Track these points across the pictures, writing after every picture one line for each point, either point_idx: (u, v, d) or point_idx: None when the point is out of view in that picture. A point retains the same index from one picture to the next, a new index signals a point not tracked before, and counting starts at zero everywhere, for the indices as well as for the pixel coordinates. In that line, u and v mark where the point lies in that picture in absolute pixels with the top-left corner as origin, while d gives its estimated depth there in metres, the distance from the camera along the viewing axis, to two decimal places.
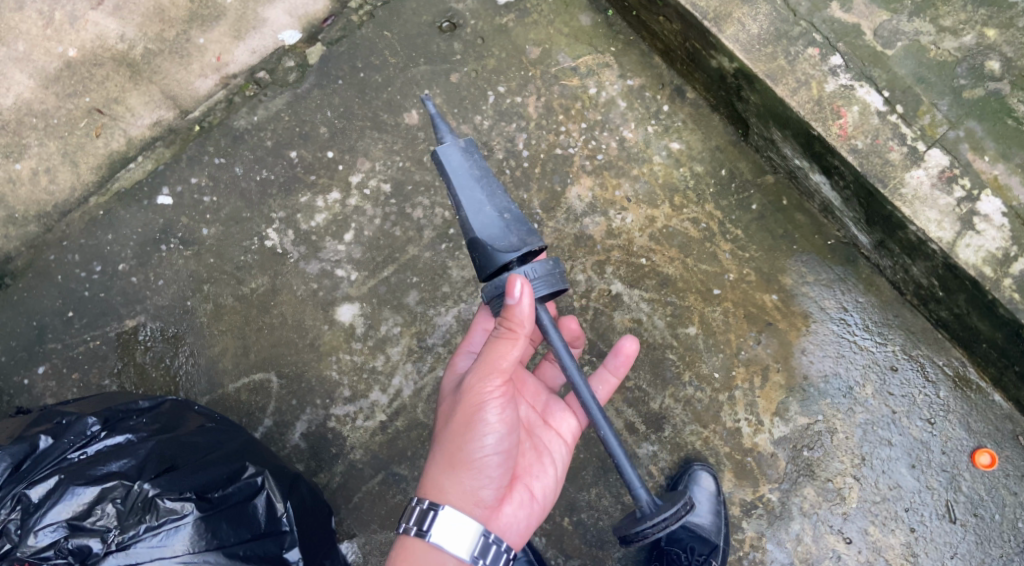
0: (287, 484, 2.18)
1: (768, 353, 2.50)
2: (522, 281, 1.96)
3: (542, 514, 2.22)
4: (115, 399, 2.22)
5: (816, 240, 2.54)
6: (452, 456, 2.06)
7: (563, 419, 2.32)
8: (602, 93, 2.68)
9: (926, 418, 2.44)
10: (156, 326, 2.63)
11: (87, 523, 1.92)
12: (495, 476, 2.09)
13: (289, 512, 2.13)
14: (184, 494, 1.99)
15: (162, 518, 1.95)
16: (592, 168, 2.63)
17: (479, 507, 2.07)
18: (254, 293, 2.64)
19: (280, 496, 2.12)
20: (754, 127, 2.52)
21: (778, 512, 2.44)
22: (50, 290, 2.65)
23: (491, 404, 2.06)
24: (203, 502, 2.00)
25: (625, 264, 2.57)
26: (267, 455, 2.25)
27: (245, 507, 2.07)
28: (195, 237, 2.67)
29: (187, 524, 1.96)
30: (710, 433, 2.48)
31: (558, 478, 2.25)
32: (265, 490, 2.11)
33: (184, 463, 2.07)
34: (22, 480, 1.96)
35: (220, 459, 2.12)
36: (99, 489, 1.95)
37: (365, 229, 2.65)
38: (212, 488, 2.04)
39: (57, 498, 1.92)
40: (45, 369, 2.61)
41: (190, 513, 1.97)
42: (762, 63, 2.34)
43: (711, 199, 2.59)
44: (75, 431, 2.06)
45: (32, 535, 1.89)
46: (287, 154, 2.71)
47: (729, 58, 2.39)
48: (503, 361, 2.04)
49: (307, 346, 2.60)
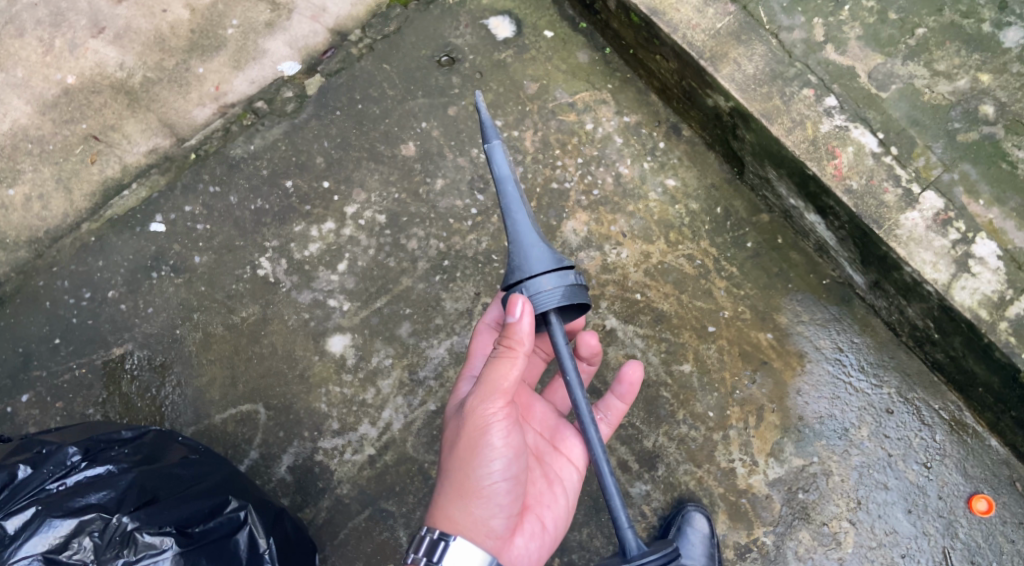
0: (270, 519, 2.15)
1: (763, 393, 2.48)
2: (523, 301, 1.94)
3: (553, 544, 2.22)
4: (97, 429, 2.18)
5: (811, 279, 2.53)
6: (459, 485, 2.04)
7: (574, 445, 2.28)
8: (599, 129, 2.68)
9: (922, 462, 2.41)
10: (143, 354, 2.59)
11: (63, 557, 1.86)
12: (504, 506, 2.07)
13: (271, 548, 2.09)
14: (163, 528, 1.94)
15: (140, 553, 1.90)
16: (588, 203, 2.63)
17: (489, 539, 2.05)
18: (245, 322, 2.61)
19: (262, 532, 2.09)
20: (749, 165, 2.52)
21: (772, 556, 2.39)
22: (37, 317, 2.62)
23: (497, 428, 2.04)
24: (183, 537, 1.95)
25: (619, 299, 2.55)
26: (250, 488, 2.20)
27: (226, 543, 2.02)
28: (186, 265, 2.65)
29: (166, 559, 1.91)
30: (704, 473, 2.44)
31: (569, 507, 2.23)
32: (248, 525, 2.07)
33: (165, 496, 2.02)
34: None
35: (202, 493, 2.08)
36: (77, 521, 1.89)
37: (358, 259, 2.64)
38: (194, 523, 1.99)
39: (33, 530, 1.87)
40: (29, 397, 2.57)
41: (169, 547, 1.92)
42: (757, 102, 2.35)
43: (706, 236, 2.58)
44: (54, 460, 2.01)
45: None
46: (282, 184, 2.70)
47: (725, 97, 2.40)
48: (505, 381, 2.01)
49: (296, 377, 2.57)
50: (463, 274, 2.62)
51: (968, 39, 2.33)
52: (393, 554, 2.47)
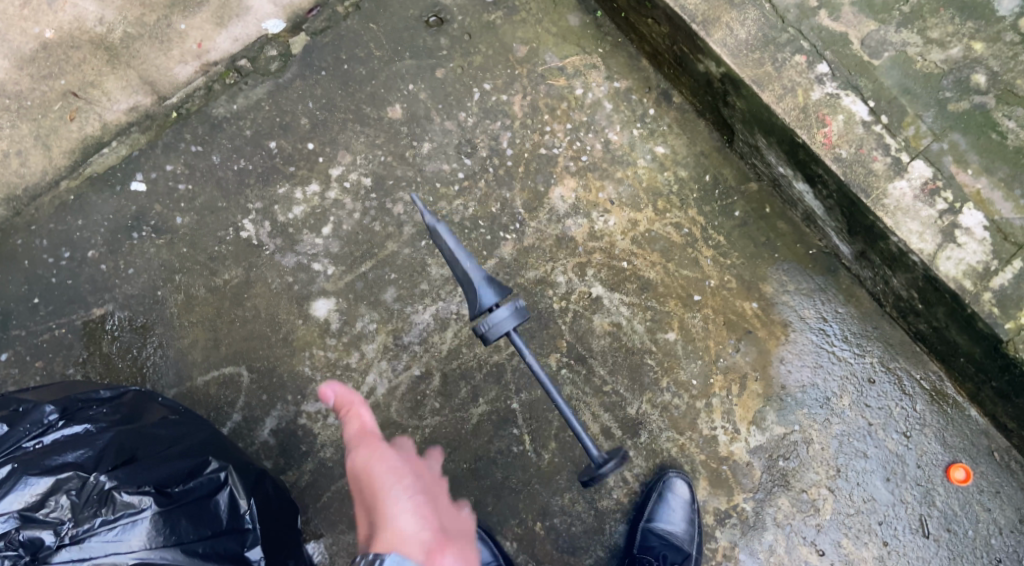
0: (252, 480, 2.09)
1: (746, 361, 2.49)
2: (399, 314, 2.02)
3: None
4: (76, 389, 2.13)
5: (798, 249, 2.53)
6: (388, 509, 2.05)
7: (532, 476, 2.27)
8: (588, 93, 2.65)
9: (902, 432, 2.43)
10: (124, 315, 2.56)
11: (40, 515, 1.82)
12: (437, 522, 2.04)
13: (252, 509, 2.03)
14: (142, 487, 1.89)
15: (118, 512, 1.85)
16: (576, 169, 2.62)
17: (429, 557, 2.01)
18: (228, 285, 2.59)
19: (243, 493, 2.03)
20: (738, 133, 2.50)
21: (751, 522, 2.42)
22: (15, 276, 2.58)
23: None
24: (162, 496, 1.90)
25: (606, 267, 2.56)
26: (232, 450, 2.15)
27: (207, 503, 1.96)
28: (168, 226, 2.62)
29: (145, 518, 1.86)
30: (686, 441, 2.47)
31: None
32: (228, 486, 2.01)
33: (144, 456, 1.98)
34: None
35: (183, 453, 2.03)
36: (54, 479, 1.85)
37: (343, 223, 2.62)
38: (173, 483, 1.94)
39: (9, 487, 1.83)
40: (9, 356, 2.54)
41: (148, 507, 1.87)
42: (748, 68, 2.32)
43: (694, 204, 2.57)
44: (32, 419, 1.98)
45: None
46: (265, 145, 2.66)
47: (716, 62, 2.37)
48: None
49: (280, 340, 2.55)
50: None
51: (963, 6, 2.31)
52: None
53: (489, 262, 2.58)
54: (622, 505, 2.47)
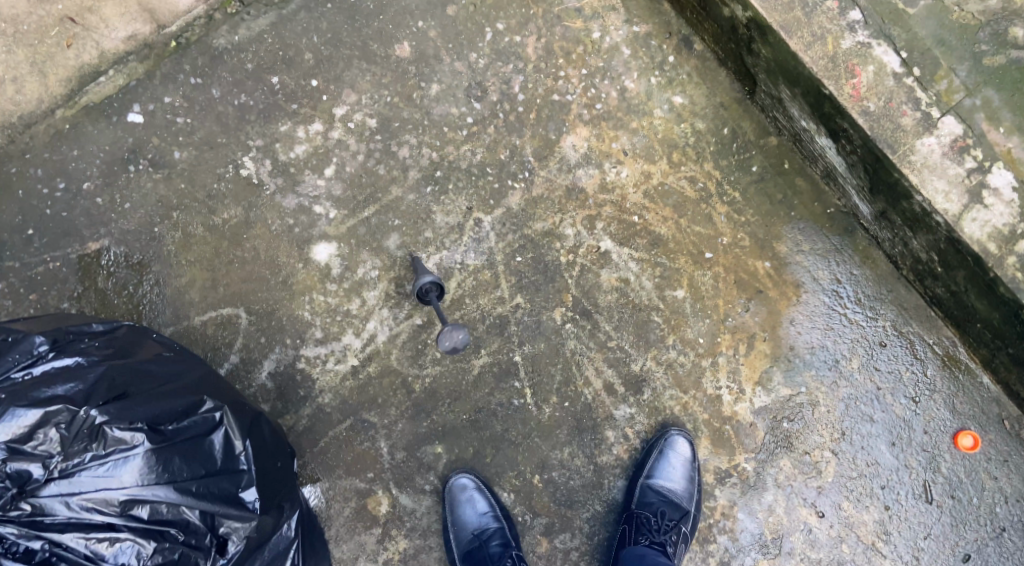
0: (247, 421, 2.00)
1: (756, 321, 2.44)
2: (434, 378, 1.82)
3: None
4: (69, 320, 2.02)
5: (815, 208, 2.47)
6: None
7: None
8: (606, 38, 2.57)
9: (910, 397, 2.40)
10: (120, 251, 2.49)
11: (28, 448, 1.72)
12: None
13: (247, 450, 1.94)
14: (135, 423, 1.79)
15: (110, 448, 1.75)
16: (590, 117, 2.54)
17: None
18: (227, 224, 2.51)
19: (238, 434, 1.94)
20: (761, 84, 2.42)
21: (752, 482, 2.39)
22: (9, 206, 2.50)
23: None
24: (155, 434, 1.80)
25: (616, 221, 2.50)
26: (228, 390, 2.06)
27: (201, 443, 1.87)
28: (166, 160, 2.53)
29: (137, 455, 1.77)
30: (690, 399, 2.43)
31: None
32: (223, 426, 1.91)
33: (137, 392, 1.87)
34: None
35: (178, 390, 1.93)
36: (43, 412, 1.74)
37: (347, 164, 2.54)
38: (166, 421, 1.84)
39: None
40: (1, 288, 2.47)
41: (140, 444, 1.77)
42: (777, 13, 2.22)
43: (710, 158, 2.50)
44: (21, 349, 1.86)
45: None
46: (268, 80, 2.57)
47: (743, 6, 2.28)
48: None
49: (279, 283, 2.49)
50: (456, 187, 2.53)
51: None
52: (373, 464, 2.44)
53: (496, 211, 2.52)
54: (622, 461, 2.43)
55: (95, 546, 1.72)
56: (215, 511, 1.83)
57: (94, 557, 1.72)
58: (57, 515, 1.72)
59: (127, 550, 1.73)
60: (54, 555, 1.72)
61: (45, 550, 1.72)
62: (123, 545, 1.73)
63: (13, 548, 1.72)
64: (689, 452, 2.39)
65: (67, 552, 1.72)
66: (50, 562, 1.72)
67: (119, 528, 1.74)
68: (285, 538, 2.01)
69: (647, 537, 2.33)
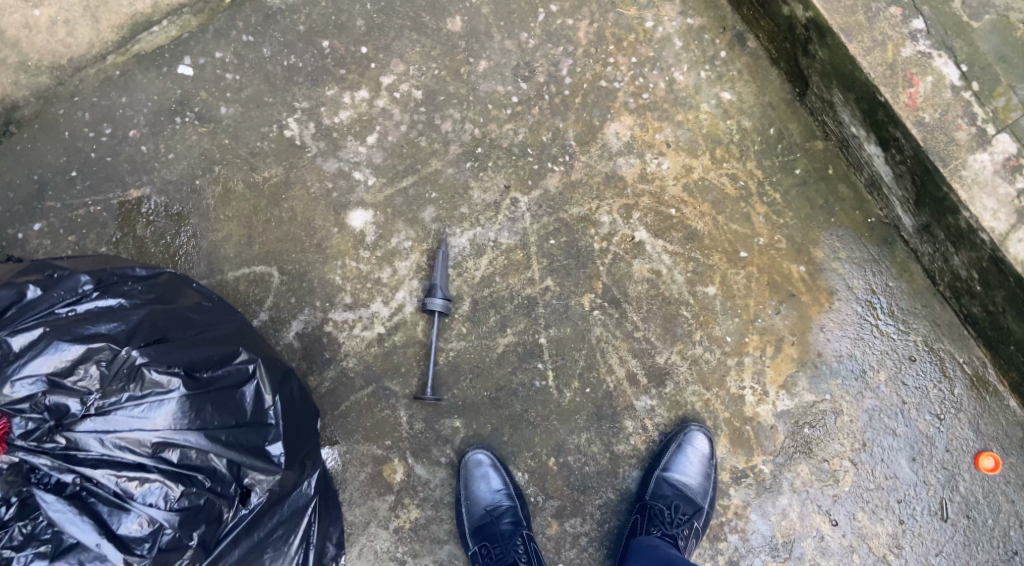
0: (278, 377, 2.02)
1: (785, 324, 2.43)
2: None
3: None
4: (112, 262, 2.03)
5: (855, 216, 2.45)
6: None
7: None
8: (659, 28, 2.55)
9: (935, 413, 2.39)
10: (161, 201, 2.52)
11: (68, 382, 1.73)
12: None
13: (277, 405, 1.96)
14: (172, 368, 1.81)
15: (146, 390, 1.78)
16: (636, 106, 2.53)
17: None
18: (267, 182, 2.53)
19: (269, 388, 1.95)
20: (813, 87, 2.40)
21: (767, 484, 2.39)
22: (54, 146, 2.52)
23: None
24: (190, 380, 1.83)
25: (653, 212, 2.49)
26: (261, 344, 2.08)
27: (233, 393, 1.89)
28: (212, 114, 2.55)
29: (172, 399, 1.79)
30: (712, 396, 2.43)
31: None
32: (256, 379, 1.94)
33: (175, 338, 1.89)
34: (3, 327, 1.77)
35: (214, 339, 1.95)
36: (85, 348, 1.76)
37: (389, 134, 2.55)
38: (202, 368, 1.86)
39: (39, 350, 1.74)
40: (41, 227, 2.49)
41: (176, 389, 1.80)
42: (838, 15, 2.21)
43: (754, 156, 2.49)
44: (65, 286, 1.87)
45: (7, 384, 1.71)
46: (318, 43, 2.58)
47: (804, 6, 2.26)
48: None
49: (313, 246, 2.51)
50: (496, 165, 2.53)
51: None
52: (391, 433, 2.45)
53: (534, 192, 2.52)
54: (639, 452, 2.43)
55: (124, 485, 1.74)
56: (241, 462, 1.86)
57: (123, 496, 1.74)
58: (91, 451, 1.74)
59: (155, 491, 1.75)
60: (84, 490, 1.74)
61: (75, 484, 1.73)
62: (152, 487, 1.75)
63: (45, 479, 1.73)
64: (709, 448, 2.40)
65: (97, 488, 1.74)
66: (80, 496, 1.73)
67: (149, 469, 1.76)
68: (304, 496, 2.03)
69: (660, 528, 2.35)
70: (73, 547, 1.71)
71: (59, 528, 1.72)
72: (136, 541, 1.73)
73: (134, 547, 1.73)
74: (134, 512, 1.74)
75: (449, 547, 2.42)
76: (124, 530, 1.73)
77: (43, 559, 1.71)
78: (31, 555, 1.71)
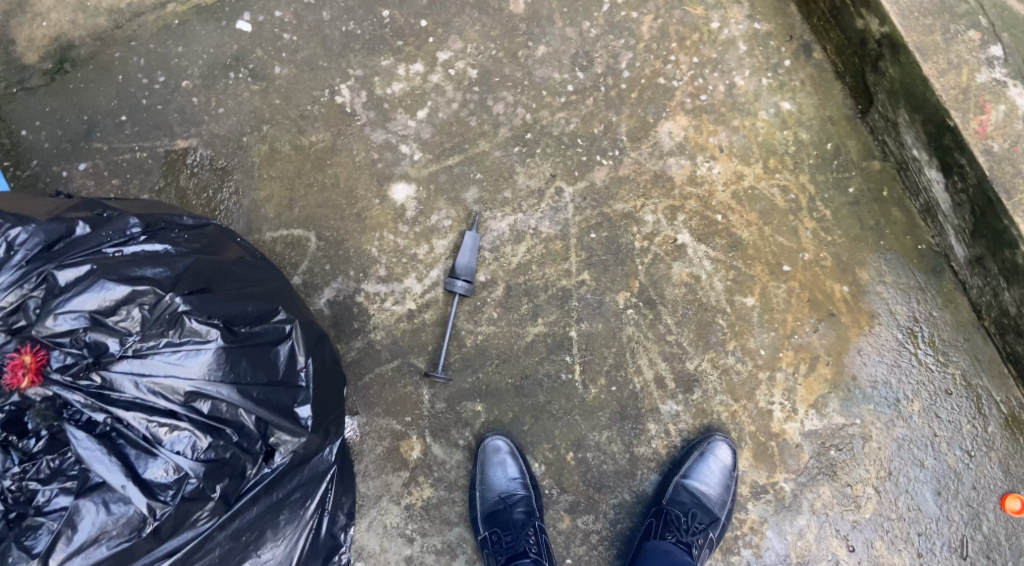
0: (312, 340, 2.01)
1: (822, 343, 2.39)
2: None
3: None
4: (160, 208, 2.02)
5: (905, 241, 2.40)
6: None
7: None
8: (724, 30, 2.51)
9: (965, 449, 2.34)
10: (206, 154, 2.51)
11: (110, 321, 1.71)
12: None
13: (308, 368, 1.96)
14: (212, 319, 1.80)
15: (185, 338, 1.76)
16: (692, 107, 2.49)
17: None
18: (313, 146, 2.51)
19: (303, 350, 1.95)
20: (878, 104, 2.36)
21: (787, 502, 2.36)
22: (107, 89, 2.52)
23: None
24: (229, 333, 1.81)
25: (699, 216, 2.45)
26: (299, 306, 2.07)
27: (268, 351, 1.89)
28: (265, 73, 2.54)
29: (210, 350, 1.77)
30: (739, 408, 2.40)
31: None
32: (291, 339, 1.94)
33: (217, 290, 1.87)
34: (51, 260, 1.74)
35: (255, 294, 1.93)
36: (131, 290, 1.73)
37: (440, 110, 2.52)
38: (240, 323, 1.85)
39: (85, 287, 1.71)
40: (86, 167, 2.49)
41: (215, 340, 1.78)
42: (915, 33, 2.18)
43: (807, 170, 2.44)
44: (114, 227, 1.85)
45: (50, 317, 1.68)
46: (378, 12, 2.56)
47: (880, 20, 2.23)
48: None
49: (353, 215, 2.49)
50: (544, 152, 2.50)
51: None
52: (412, 410, 2.43)
53: (579, 183, 2.48)
54: (659, 456, 2.40)
55: (155, 430, 1.72)
56: (270, 420, 1.85)
57: (152, 441, 1.72)
58: (125, 393, 1.71)
59: (183, 440, 1.74)
60: (114, 431, 1.72)
61: (106, 424, 1.72)
62: (181, 435, 1.73)
63: (76, 416, 1.71)
64: (731, 459, 2.36)
65: (127, 430, 1.72)
66: (109, 437, 1.72)
67: (180, 417, 1.74)
68: (324, 462, 2.02)
69: (675, 535, 2.32)
70: (98, 487, 1.71)
71: (86, 466, 1.71)
72: (160, 487, 1.73)
73: (158, 493, 1.72)
74: (161, 458, 1.72)
75: (458, 530, 2.40)
76: (149, 475, 1.72)
77: (68, 495, 1.70)
78: (56, 490, 1.70)
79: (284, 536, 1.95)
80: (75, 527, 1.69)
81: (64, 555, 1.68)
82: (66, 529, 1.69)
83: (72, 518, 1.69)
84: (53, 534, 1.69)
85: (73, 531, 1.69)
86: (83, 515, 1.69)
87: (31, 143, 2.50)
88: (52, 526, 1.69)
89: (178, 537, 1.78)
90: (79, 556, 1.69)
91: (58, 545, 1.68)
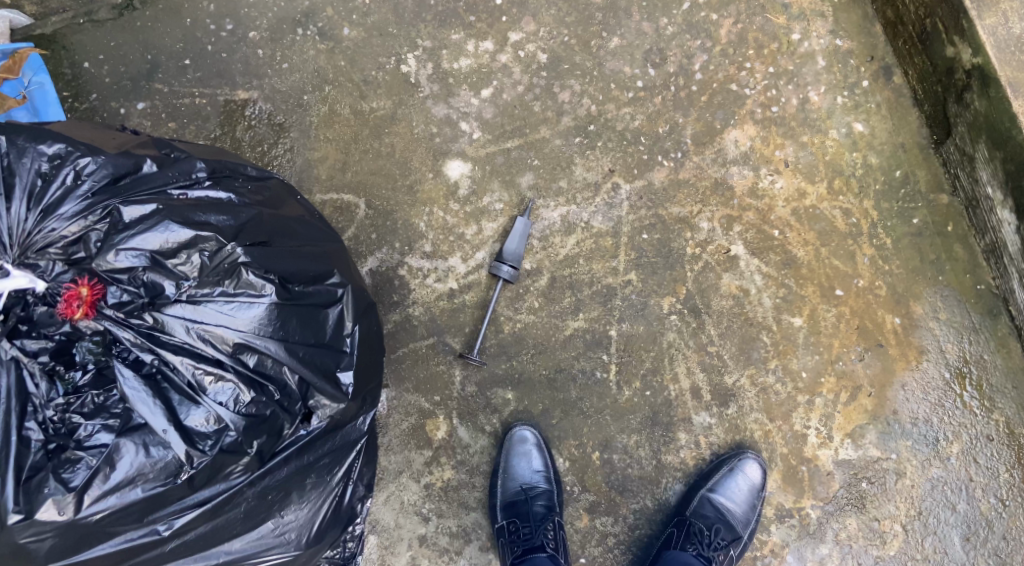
0: (362, 307, 1.98)
1: (866, 373, 2.35)
2: None
3: None
4: (226, 156, 1.99)
5: (965, 280, 2.36)
6: None
7: None
8: (804, 43, 2.45)
9: (1000, 498, 2.32)
10: (266, 108, 2.48)
11: (169, 264, 1.70)
12: None
13: (355, 334, 1.93)
14: (268, 274, 1.78)
15: (239, 289, 1.75)
16: (762, 118, 2.43)
17: None
18: (373, 113, 2.48)
19: (352, 316, 1.92)
20: (955, 137, 2.33)
21: (811, 530, 2.34)
22: (173, 31, 2.49)
23: None
24: (283, 290, 1.80)
25: (755, 229, 2.40)
26: (351, 271, 2.04)
27: (318, 313, 1.86)
28: (334, 33, 2.50)
29: (262, 305, 1.76)
30: (773, 429, 2.36)
31: None
32: (341, 304, 1.90)
33: (276, 246, 1.85)
34: (117, 195, 1.73)
35: (312, 254, 1.91)
36: (194, 235, 1.72)
37: (504, 91, 2.48)
38: (295, 281, 1.84)
39: (149, 226, 1.70)
40: (145, 107, 2.47)
41: (269, 295, 1.77)
42: (1009, 68, 2.17)
43: (872, 196, 2.39)
44: (180, 169, 1.83)
45: (111, 252, 1.67)
46: None
47: (974, 50, 2.21)
48: None
49: (405, 187, 2.45)
50: (604, 146, 2.45)
51: None
52: (442, 389, 2.40)
53: (637, 182, 2.43)
54: (687, 467, 2.37)
55: (200, 377, 1.71)
56: (312, 382, 1.82)
57: (195, 388, 1.71)
58: (174, 336, 1.70)
59: (227, 392, 1.72)
60: (160, 373, 1.71)
61: (153, 365, 1.71)
62: (225, 386, 1.72)
63: (124, 354, 1.71)
64: (760, 477, 2.33)
65: (173, 374, 1.71)
66: (155, 379, 1.70)
67: (226, 368, 1.73)
68: (357, 431, 2.00)
69: (697, 547, 2.32)
70: (140, 428, 1.68)
71: (130, 406, 1.69)
72: (200, 436, 1.71)
73: (197, 442, 1.70)
74: (203, 407, 1.71)
75: (476, 516, 2.38)
76: (190, 422, 1.70)
77: (109, 432, 1.68)
78: (98, 426, 1.68)
79: (309, 500, 1.93)
80: (114, 465, 1.66)
81: (100, 492, 1.65)
82: (104, 466, 1.66)
83: (112, 456, 1.66)
84: (91, 469, 1.65)
85: (111, 470, 1.66)
86: (122, 454, 1.67)
87: (91, 76, 2.48)
88: (90, 462, 1.66)
89: (210, 488, 1.75)
90: (114, 496, 1.66)
91: (95, 481, 1.65)
